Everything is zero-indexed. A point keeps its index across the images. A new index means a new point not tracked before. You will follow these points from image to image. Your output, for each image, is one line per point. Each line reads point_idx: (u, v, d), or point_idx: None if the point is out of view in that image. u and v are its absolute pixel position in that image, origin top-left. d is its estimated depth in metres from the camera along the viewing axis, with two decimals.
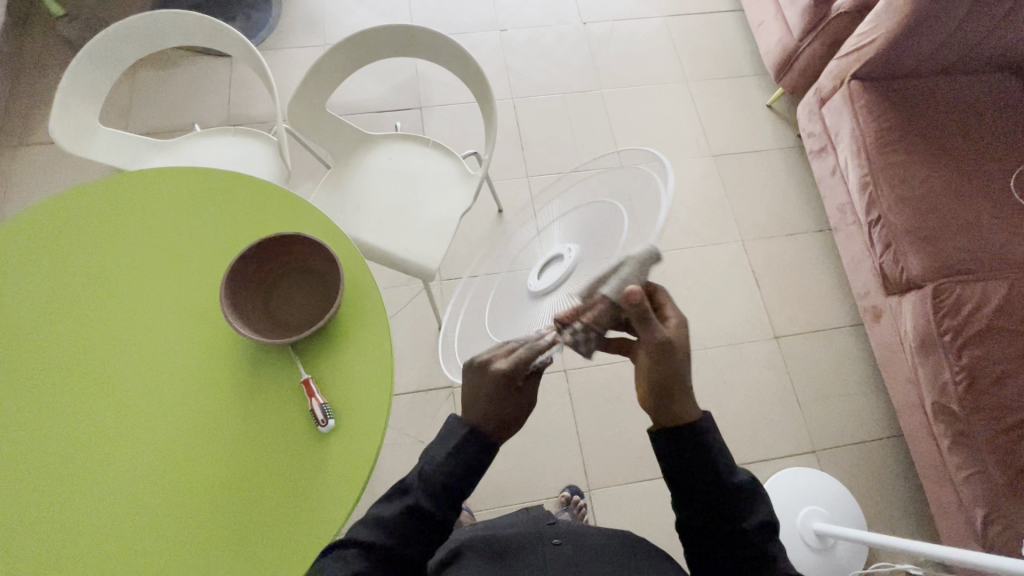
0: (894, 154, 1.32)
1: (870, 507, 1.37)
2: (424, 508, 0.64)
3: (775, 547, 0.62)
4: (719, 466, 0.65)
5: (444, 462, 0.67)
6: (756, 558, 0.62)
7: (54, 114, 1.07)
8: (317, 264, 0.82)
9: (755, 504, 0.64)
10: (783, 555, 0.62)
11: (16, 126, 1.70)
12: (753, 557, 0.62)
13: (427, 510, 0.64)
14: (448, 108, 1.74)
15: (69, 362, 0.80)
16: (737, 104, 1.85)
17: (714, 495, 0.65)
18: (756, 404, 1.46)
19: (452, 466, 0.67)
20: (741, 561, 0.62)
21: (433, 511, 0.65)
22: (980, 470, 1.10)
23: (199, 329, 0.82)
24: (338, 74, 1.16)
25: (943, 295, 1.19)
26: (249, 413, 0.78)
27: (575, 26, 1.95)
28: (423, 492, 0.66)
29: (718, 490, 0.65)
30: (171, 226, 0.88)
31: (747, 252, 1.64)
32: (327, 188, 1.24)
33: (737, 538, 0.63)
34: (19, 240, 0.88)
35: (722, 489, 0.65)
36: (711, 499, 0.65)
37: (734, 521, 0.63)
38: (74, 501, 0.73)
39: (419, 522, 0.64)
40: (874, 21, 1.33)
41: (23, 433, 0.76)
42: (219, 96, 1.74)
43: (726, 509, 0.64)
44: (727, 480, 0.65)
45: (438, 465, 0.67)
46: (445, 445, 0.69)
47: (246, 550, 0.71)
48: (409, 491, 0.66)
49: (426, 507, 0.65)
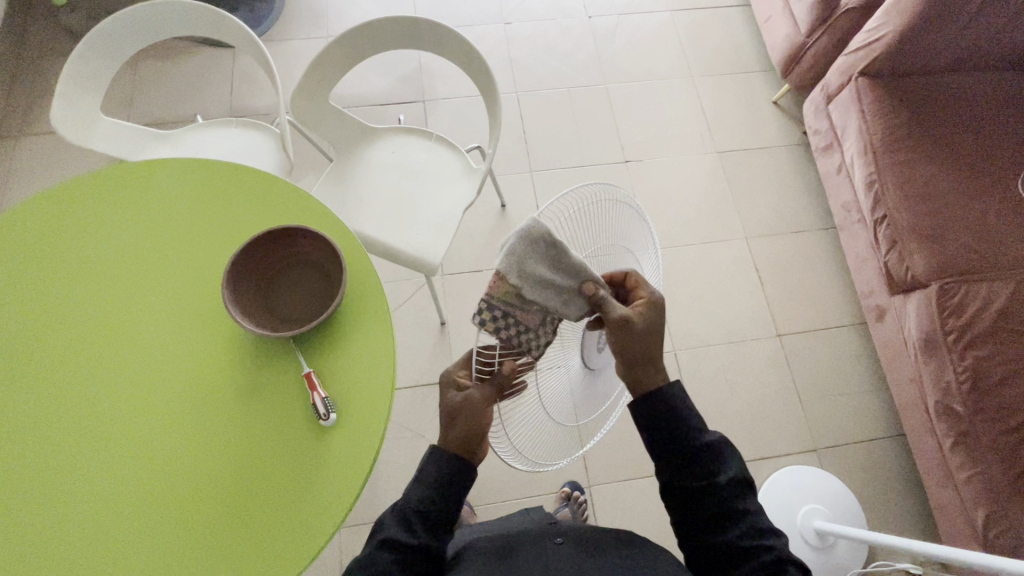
0: (902, 152, 1.31)
1: (870, 505, 1.37)
2: (403, 541, 0.65)
3: (745, 502, 0.64)
4: (688, 425, 0.67)
5: (414, 493, 0.69)
6: (731, 514, 0.63)
7: (55, 104, 1.06)
8: (319, 257, 0.81)
9: (727, 462, 0.66)
10: (755, 511, 0.64)
11: (17, 116, 1.69)
12: (726, 512, 0.63)
13: (405, 544, 0.65)
14: (452, 101, 1.73)
15: (69, 355, 0.80)
16: (743, 100, 1.83)
17: (688, 456, 0.66)
18: (758, 402, 1.45)
19: (433, 499, 0.69)
20: (717, 518, 0.64)
21: (415, 542, 0.66)
22: (982, 471, 1.10)
23: (202, 322, 0.82)
24: (342, 66, 1.15)
25: (948, 295, 1.18)
26: (251, 406, 0.77)
27: (580, 19, 1.93)
28: (398, 525, 0.67)
29: (690, 450, 0.66)
30: (172, 219, 0.88)
31: (751, 250, 1.63)
32: (329, 181, 1.23)
33: (711, 496, 0.64)
34: (20, 230, 0.87)
35: (690, 446, 0.66)
36: (682, 459, 0.66)
37: (706, 479, 0.65)
38: (73, 494, 0.73)
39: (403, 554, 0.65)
40: (884, 17, 1.32)
41: (23, 426, 0.76)
42: (221, 87, 1.73)
43: (698, 469, 0.66)
44: (694, 438, 0.67)
45: (411, 495, 0.69)
46: (416, 477, 0.70)
47: (246, 544, 0.71)
48: (383, 526, 0.68)
49: (407, 540, 0.66)
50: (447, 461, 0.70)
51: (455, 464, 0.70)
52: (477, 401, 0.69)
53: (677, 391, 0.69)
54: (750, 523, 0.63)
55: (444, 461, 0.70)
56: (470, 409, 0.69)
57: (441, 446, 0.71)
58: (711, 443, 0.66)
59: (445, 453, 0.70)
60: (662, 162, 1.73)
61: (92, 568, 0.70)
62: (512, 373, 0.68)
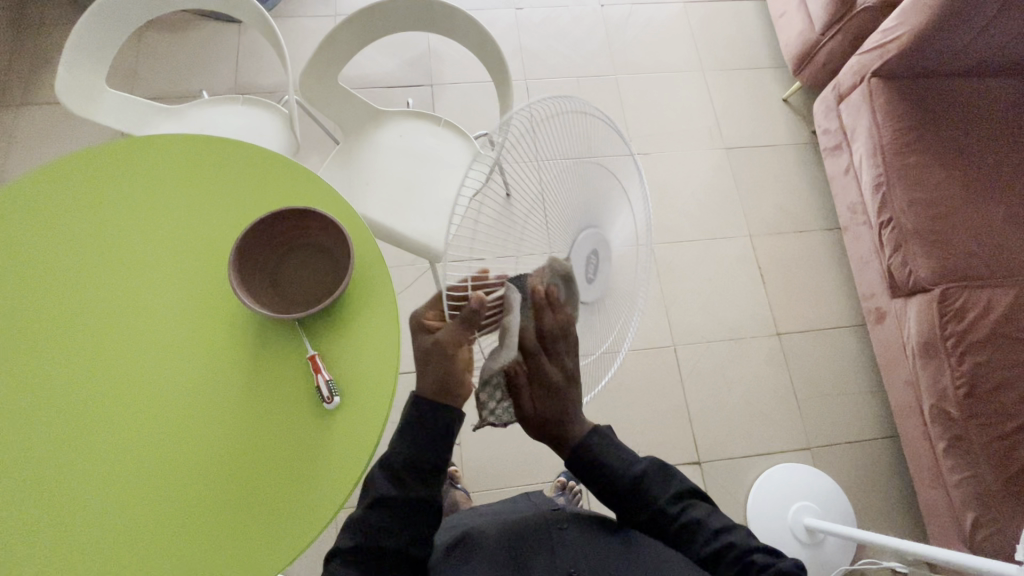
0: (910, 155, 1.31)
1: (860, 504, 1.39)
2: (393, 496, 0.68)
3: (694, 510, 0.71)
4: (613, 468, 0.72)
5: (398, 448, 0.71)
6: (690, 533, 0.69)
7: (59, 75, 1.05)
8: (326, 240, 0.80)
9: (662, 485, 0.73)
10: (705, 515, 0.70)
11: (18, 85, 1.66)
12: (685, 529, 0.69)
13: (394, 497, 0.68)
14: (460, 87, 1.71)
15: (69, 335, 0.79)
16: (754, 97, 1.82)
17: (627, 495, 0.72)
18: (755, 399, 1.47)
19: (418, 449, 0.70)
20: (682, 539, 0.70)
21: (405, 496, 0.69)
22: (973, 474, 1.12)
23: (206, 300, 0.81)
24: (352, 48, 1.14)
25: (949, 300, 1.19)
26: (253, 388, 0.78)
27: (593, 8, 1.91)
28: (387, 481, 0.69)
29: (626, 488, 0.72)
30: (173, 200, 0.87)
31: (755, 248, 1.63)
32: (336, 163, 1.22)
33: (663, 523, 0.70)
34: (24, 202, 0.86)
35: (624, 488, 0.72)
36: (625, 495, 0.72)
37: (653, 505, 0.71)
38: (72, 478, 0.73)
39: (393, 511, 0.68)
40: (900, 17, 1.30)
41: (21, 409, 0.76)
42: (227, 63, 1.71)
43: (641, 501, 0.71)
44: (625, 479, 0.72)
45: (395, 450, 0.71)
46: (400, 427, 0.72)
47: (245, 527, 0.71)
48: (373, 484, 0.70)
49: (396, 494, 0.68)
50: (426, 410, 0.70)
51: (437, 412, 0.71)
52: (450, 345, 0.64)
53: (596, 435, 0.74)
54: (707, 530, 0.69)
55: (426, 409, 0.70)
56: (440, 351, 0.66)
57: (423, 396, 0.71)
58: (642, 472, 0.72)
59: (426, 401, 0.70)
60: (670, 156, 1.72)
61: (94, 550, 0.70)
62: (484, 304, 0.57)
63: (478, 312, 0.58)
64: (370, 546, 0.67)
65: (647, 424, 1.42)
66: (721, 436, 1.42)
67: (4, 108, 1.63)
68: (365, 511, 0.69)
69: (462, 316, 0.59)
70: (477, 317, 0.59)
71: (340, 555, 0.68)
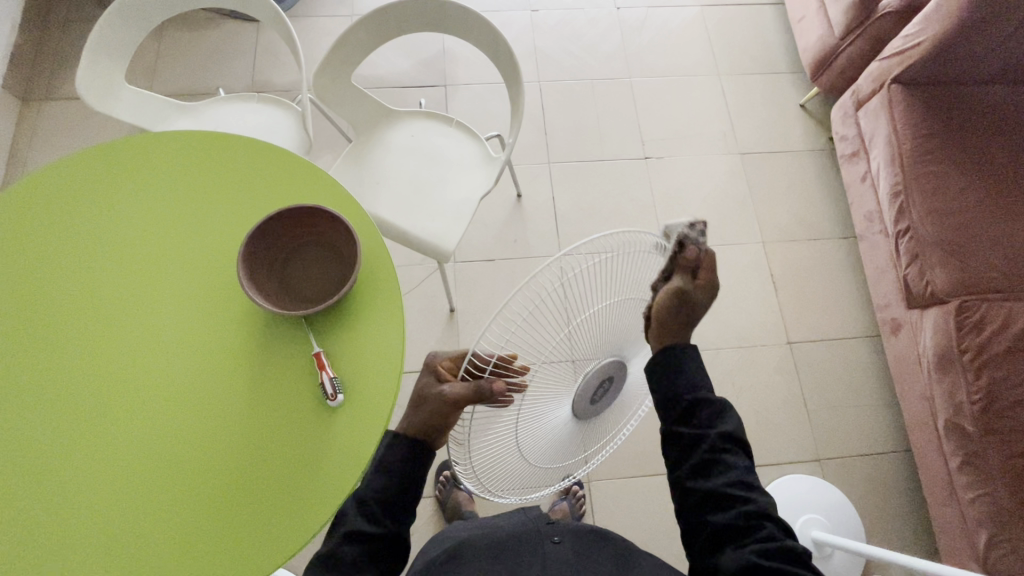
0: (930, 164, 1.28)
1: (869, 518, 1.36)
2: (368, 530, 0.72)
3: (731, 456, 0.68)
4: (685, 382, 0.71)
5: (377, 483, 0.76)
6: (714, 468, 0.67)
7: (79, 71, 1.06)
8: (334, 238, 0.81)
9: (723, 422, 0.70)
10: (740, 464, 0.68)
11: (42, 80, 1.70)
12: (712, 464, 0.67)
13: (366, 532, 0.72)
14: (473, 88, 1.72)
15: (79, 330, 0.80)
16: (770, 102, 1.79)
17: (683, 410, 0.70)
18: (764, 408, 1.44)
19: (391, 487, 0.76)
20: (708, 470, 0.67)
21: (376, 531, 0.73)
22: (988, 492, 1.09)
23: (214, 296, 0.82)
24: (366, 48, 1.14)
25: (967, 313, 1.16)
26: (258, 383, 0.78)
27: (608, 10, 1.90)
28: (360, 515, 0.74)
29: (688, 403, 0.71)
30: (182, 199, 0.88)
31: (767, 255, 1.61)
32: (347, 161, 1.23)
33: (705, 446, 0.68)
34: (40, 196, 0.88)
35: (684, 401, 0.71)
36: (678, 411, 0.71)
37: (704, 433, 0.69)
38: (80, 474, 0.74)
39: (363, 547, 0.72)
40: (922, 23, 1.27)
41: (31, 402, 0.77)
42: (244, 62, 1.73)
43: (698, 421, 0.70)
44: (690, 392, 0.71)
45: (370, 485, 0.76)
46: (376, 463, 0.77)
47: (247, 521, 0.72)
48: (346, 518, 0.74)
49: (369, 529, 0.73)
50: (404, 450, 0.77)
51: (410, 449, 0.77)
52: (448, 401, 0.69)
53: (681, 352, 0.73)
54: (738, 480, 0.66)
55: (402, 447, 0.77)
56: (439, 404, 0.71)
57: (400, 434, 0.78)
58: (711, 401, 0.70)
59: (405, 441, 0.77)
60: (683, 160, 1.70)
61: (98, 545, 0.71)
62: (498, 393, 0.64)
63: (487, 394, 0.65)
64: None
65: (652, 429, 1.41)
66: None
67: (28, 102, 1.67)
68: (332, 544, 0.72)
69: (473, 386, 0.66)
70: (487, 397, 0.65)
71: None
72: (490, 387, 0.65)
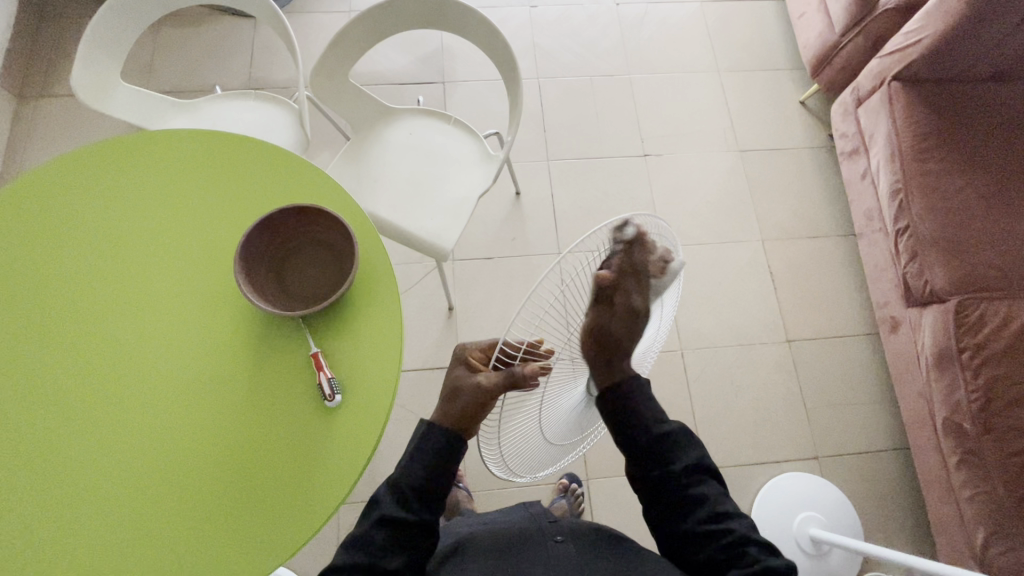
0: (930, 162, 1.27)
1: (867, 516, 1.37)
2: (400, 517, 0.68)
3: (700, 487, 0.71)
4: (645, 420, 0.74)
5: (413, 472, 0.72)
6: (688, 503, 0.70)
7: (74, 69, 1.06)
8: (330, 237, 0.80)
9: (684, 451, 0.73)
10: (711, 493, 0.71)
11: (37, 77, 1.69)
12: (685, 499, 0.70)
13: (398, 518, 0.68)
14: (471, 84, 1.71)
15: (76, 332, 0.80)
16: (770, 99, 1.79)
17: (648, 450, 0.73)
18: (763, 406, 1.45)
19: (426, 473, 0.72)
20: (682, 506, 0.70)
21: (410, 517, 0.69)
22: (985, 491, 1.09)
23: (211, 296, 0.82)
24: (363, 45, 1.13)
25: (966, 311, 1.15)
26: (255, 383, 0.78)
27: (607, 6, 1.89)
28: (393, 501, 0.70)
29: (651, 443, 0.73)
30: (177, 198, 0.87)
31: (767, 252, 1.60)
32: (345, 159, 1.22)
33: (671, 485, 0.71)
34: (34, 197, 0.87)
35: (648, 442, 0.73)
36: (645, 453, 0.73)
37: (668, 467, 0.72)
38: (78, 477, 0.74)
39: (395, 533, 0.68)
40: (922, 20, 1.27)
41: (27, 404, 0.77)
42: (241, 58, 1.72)
43: (660, 458, 0.73)
44: (653, 433, 0.74)
45: (405, 472, 0.72)
46: (411, 453, 0.73)
47: (246, 520, 0.72)
48: (380, 504, 0.70)
49: (401, 515, 0.68)
50: (442, 438, 0.73)
51: (448, 441, 0.73)
52: (485, 390, 0.68)
53: (634, 384, 0.76)
54: (712, 508, 0.69)
55: (440, 435, 0.73)
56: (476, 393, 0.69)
57: (438, 425, 0.74)
58: (670, 433, 0.74)
59: (440, 429, 0.73)
60: (682, 157, 1.70)
61: (98, 547, 0.71)
62: (530, 376, 0.61)
63: (521, 380, 0.62)
64: (370, 565, 0.66)
65: None
66: (726, 443, 1.40)
67: (23, 100, 1.66)
68: (365, 532, 0.69)
69: (506, 373, 0.64)
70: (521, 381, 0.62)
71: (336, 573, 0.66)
72: (522, 374, 0.62)
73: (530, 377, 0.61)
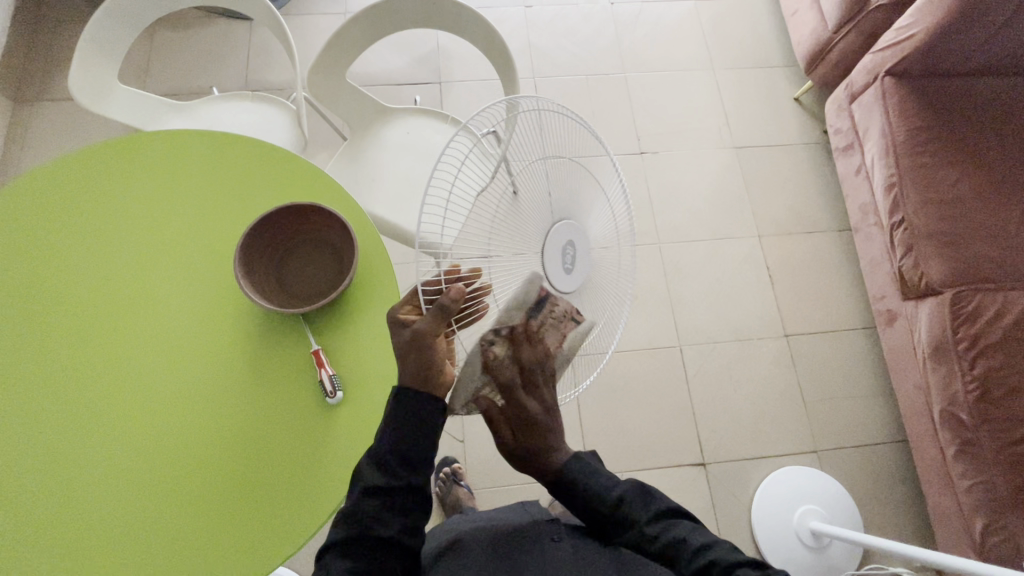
0: (923, 156, 1.28)
1: (866, 508, 1.37)
2: (380, 487, 0.67)
3: (676, 531, 0.72)
4: (596, 489, 0.79)
5: (388, 438, 0.69)
6: (673, 552, 0.71)
7: (71, 71, 1.06)
8: (329, 234, 0.80)
9: (644, 507, 0.76)
10: (685, 532, 0.72)
11: (34, 80, 1.69)
12: (665, 549, 0.71)
13: (382, 486, 0.67)
14: (468, 84, 1.71)
15: (73, 338, 0.80)
16: (764, 96, 1.80)
17: (609, 520, 0.77)
18: (762, 400, 1.45)
19: (400, 434, 0.68)
20: (665, 560, 0.71)
21: (397, 485, 0.68)
22: (984, 481, 1.10)
23: (210, 295, 0.82)
24: (359, 44, 1.14)
25: (961, 303, 1.16)
26: (255, 379, 0.78)
27: (602, 6, 1.90)
28: (376, 471, 0.68)
29: (607, 511, 0.77)
30: (175, 198, 0.87)
31: (763, 248, 1.61)
32: (343, 159, 1.22)
33: (642, 544, 0.73)
34: (33, 199, 0.87)
35: (606, 514, 0.77)
36: (609, 522, 0.77)
37: (634, 528, 0.75)
38: (77, 484, 0.73)
39: (382, 499, 0.68)
40: (915, 15, 1.27)
41: (28, 405, 0.77)
42: (237, 60, 1.72)
43: (624, 526, 0.76)
44: (606, 503, 0.77)
45: (382, 438, 0.69)
46: (386, 415, 0.70)
47: (248, 517, 0.72)
48: (363, 474, 0.69)
49: (386, 483, 0.68)
50: (410, 398, 0.69)
51: (423, 404, 0.69)
52: (429, 331, 0.64)
53: (573, 459, 0.80)
54: (689, 548, 0.70)
55: (408, 396, 0.69)
56: (421, 339, 0.65)
57: (408, 386, 0.69)
58: (623, 495, 0.77)
59: (411, 390, 0.69)
60: (678, 155, 1.71)
61: (95, 554, 0.71)
62: (456, 298, 0.60)
63: (450, 303, 0.60)
64: (363, 535, 0.67)
65: (650, 423, 1.41)
66: (726, 437, 1.41)
67: (20, 104, 1.66)
68: (351, 504, 0.68)
69: (436, 308, 0.61)
70: (449, 304, 0.60)
71: (333, 548, 0.67)
72: (447, 300, 0.60)
73: (457, 300, 0.60)
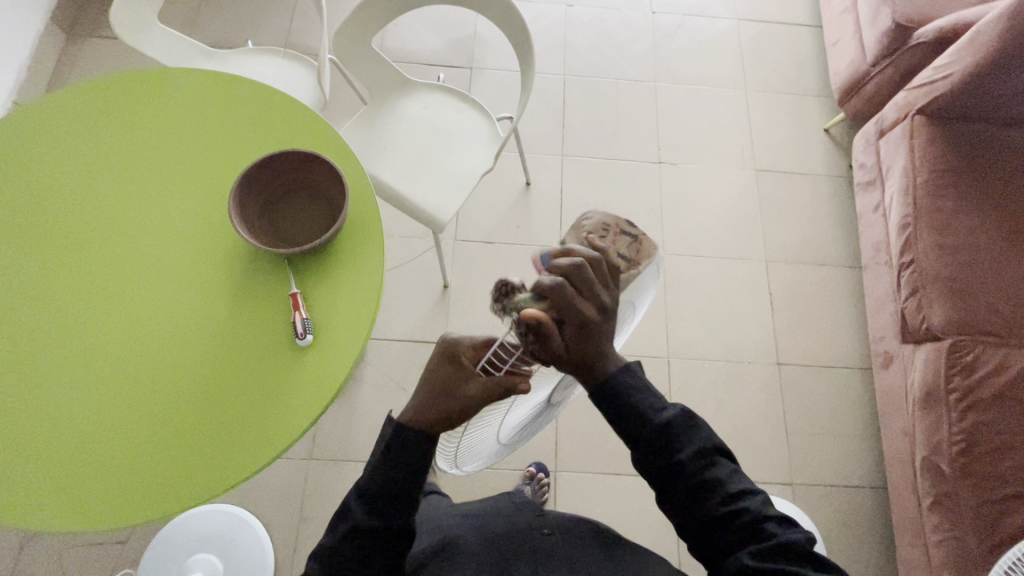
0: (943, 200, 1.25)
1: (835, 549, 1.34)
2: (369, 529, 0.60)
3: (720, 470, 0.58)
4: (642, 406, 0.58)
5: (380, 476, 0.61)
6: (709, 492, 0.57)
7: (114, 5, 1.11)
8: (324, 184, 0.83)
9: (691, 437, 0.58)
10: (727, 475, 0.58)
11: (88, 17, 1.77)
12: (704, 488, 0.57)
13: (368, 528, 0.60)
14: (497, 73, 1.73)
15: (71, 250, 0.84)
16: (794, 123, 1.77)
17: (650, 442, 0.58)
18: (743, 424, 1.43)
19: (393, 477, 0.60)
20: (697, 497, 0.57)
21: (379, 526, 0.60)
22: (955, 536, 1.06)
23: (203, 227, 0.85)
24: (389, 14, 1.16)
25: (960, 352, 1.13)
26: (232, 314, 0.81)
27: (643, 13, 1.90)
28: (362, 511, 0.61)
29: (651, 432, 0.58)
30: (187, 133, 0.91)
31: (769, 273, 1.59)
32: (359, 123, 1.25)
33: (679, 476, 0.57)
34: (56, 116, 0.92)
35: (648, 430, 0.58)
36: (646, 445, 0.59)
37: (675, 458, 0.58)
38: (50, 386, 0.77)
39: (362, 542, 0.60)
40: (953, 55, 1.24)
41: (18, 304, 0.81)
42: (280, 21, 1.77)
43: (665, 448, 0.58)
44: (649, 419, 0.58)
45: (371, 476, 0.61)
46: (377, 456, 0.62)
47: (202, 445, 0.74)
48: (348, 513, 0.61)
49: (368, 524, 0.60)
50: (413, 440, 0.60)
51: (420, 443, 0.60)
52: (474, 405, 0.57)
53: (623, 370, 0.57)
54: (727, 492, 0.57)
55: (405, 439, 0.60)
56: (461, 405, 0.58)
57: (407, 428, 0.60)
58: (671, 420, 0.58)
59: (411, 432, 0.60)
60: (696, 169, 1.69)
61: (56, 456, 0.74)
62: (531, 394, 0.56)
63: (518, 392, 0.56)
64: None
65: None
66: None
67: (72, 37, 1.74)
68: (333, 540, 0.61)
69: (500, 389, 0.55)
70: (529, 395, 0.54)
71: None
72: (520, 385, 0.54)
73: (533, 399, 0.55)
